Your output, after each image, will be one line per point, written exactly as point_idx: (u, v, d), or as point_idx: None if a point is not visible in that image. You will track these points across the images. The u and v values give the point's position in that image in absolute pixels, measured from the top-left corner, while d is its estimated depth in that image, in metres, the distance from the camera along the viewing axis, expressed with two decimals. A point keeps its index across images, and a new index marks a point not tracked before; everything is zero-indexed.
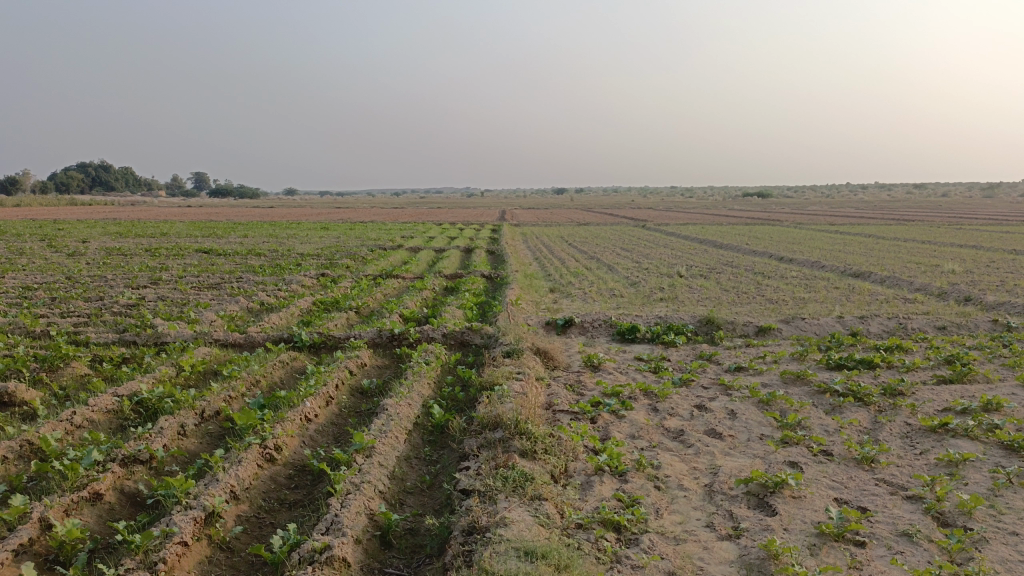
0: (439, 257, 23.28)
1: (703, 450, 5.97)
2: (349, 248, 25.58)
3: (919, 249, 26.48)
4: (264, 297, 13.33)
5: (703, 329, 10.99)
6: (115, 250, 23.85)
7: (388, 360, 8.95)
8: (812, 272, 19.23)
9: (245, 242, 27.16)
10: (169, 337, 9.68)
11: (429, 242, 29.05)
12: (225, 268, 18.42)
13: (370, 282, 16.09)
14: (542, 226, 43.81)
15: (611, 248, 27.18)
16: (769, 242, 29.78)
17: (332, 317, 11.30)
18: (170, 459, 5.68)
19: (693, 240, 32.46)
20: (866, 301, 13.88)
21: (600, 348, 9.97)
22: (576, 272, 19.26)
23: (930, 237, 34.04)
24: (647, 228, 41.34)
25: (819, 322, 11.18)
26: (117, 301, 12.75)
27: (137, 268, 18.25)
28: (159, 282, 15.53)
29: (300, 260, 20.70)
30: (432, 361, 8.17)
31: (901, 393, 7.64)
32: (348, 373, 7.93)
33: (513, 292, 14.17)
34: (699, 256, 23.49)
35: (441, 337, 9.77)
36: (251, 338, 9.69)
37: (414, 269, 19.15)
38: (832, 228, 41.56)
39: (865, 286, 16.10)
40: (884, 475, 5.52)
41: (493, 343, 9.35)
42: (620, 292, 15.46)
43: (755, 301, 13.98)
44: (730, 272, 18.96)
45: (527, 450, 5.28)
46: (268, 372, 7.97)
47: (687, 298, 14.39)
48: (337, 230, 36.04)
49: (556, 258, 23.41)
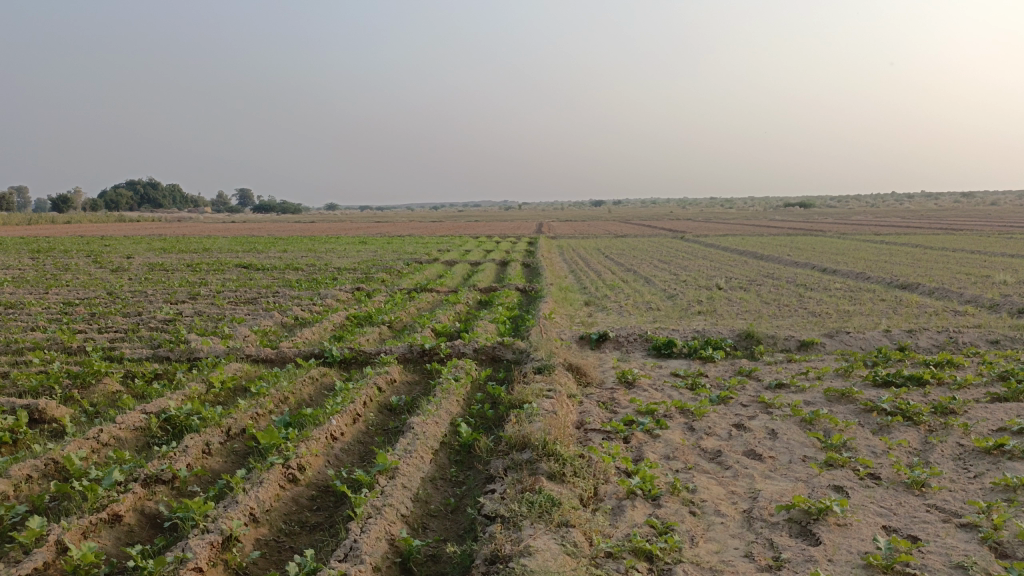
0: (474, 270, 23.20)
1: (741, 472, 5.69)
2: (386, 261, 25.67)
3: (970, 259, 25.62)
4: (298, 312, 13.35)
5: (742, 344, 10.66)
6: (157, 266, 24.28)
7: (418, 376, 8.81)
8: (856, 283, 18.68)
9: (283, 257, 27.45)
10: (202, 352, 9.71)
11: (466, 255, 29.03)
12: (262, 283, 18.58)
13: (404, 296, 16.05)
14: (580, 238, 43.55)
15: (648, 260, 26.83)
16: (812, 253, 29.07)
17: (364, 332, 11.23)
18: (193, 478, 5.61)
19: (733, 251, 31.88)
20: (914, 314, 13.38)
21: (635, 363, 9.71)
22: (612, 285, 18.99)
23: (981, 246, 32.95)
24: (686, 240, 40.79)
25: (864, 337, 10.76)
26: (155, 316, 12.89)
27: (177, 283, 18.50)
28: (196, 297, 15.70)
29: (337, 274, 20.79)
30: (461, 377, 8.01)
31: (953, 411, 7.25)
32: (376, 390, 7.81)
33: (547, 305, 13.98)
34: (739, 268, 23.03)
35: (472, 352, 9.61)
36: (283, 353, 9.66)
37: (449, 283, 19.08)
38: (877, 238, 40.52)
39: (912, 298, 15.54)
40: (935, 501, 5.18)
41: (525, 358, 9.16)
42: (658, 306, 15.15)
43: (797, 315, 13.57)
44: (771, 284, 18.51)
45: (555, 473, 5.07)
46: (297, 388, 7.89)
47: (726, 311, 14.04)
48: (375, 244, 36.26)
49: (593, 270, 23.16)
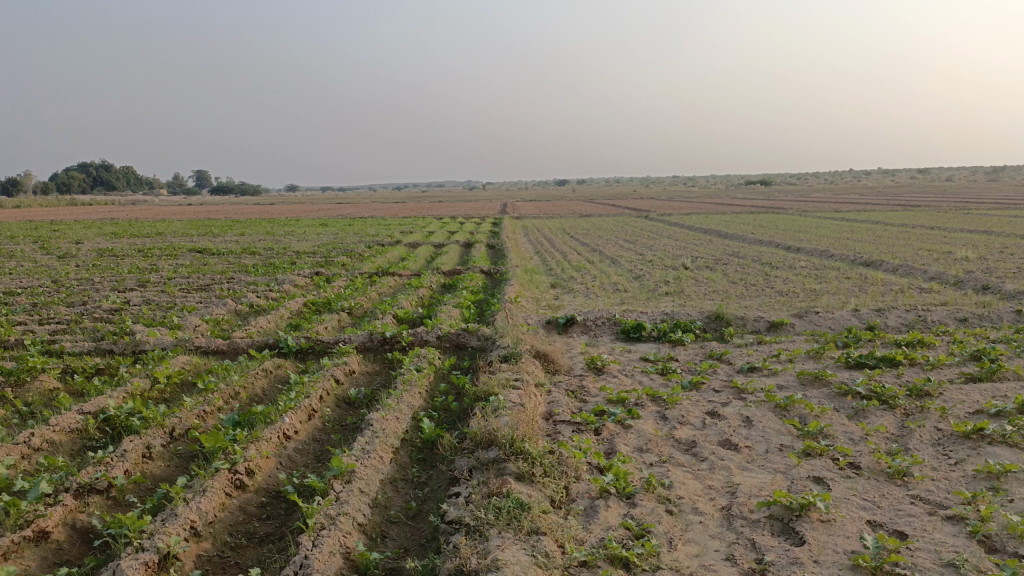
0: (438, 252, 22.74)
1: (718, 465, 5.43)
2: (347, 244, 25.04)
3: (929, 236, 25.91)
4: (253, 299, 12.81)
5: (712, 325, 10.44)
6: (107, 251, 23.39)
7: (378, 366, 8.41)
8: (821, 261, 18.66)
9: (240, 241, 26.66)
10: (149, 345, 9.18)
11: (429, 237, 28.54)
12: (217, 268, 17.92)
13: (365, 280, 15.56)
14: (544, 218, 43.26)
15: (613, 239, 26.61)
16: (775, 231, 29.12)
17: (323, 320, 10.77)
18: (132, 487, 5.17)
19: (698, 230, 31.86)
20: (881, 292, 13.32)
21: (604, 348, 9.43)
22: (578, 266, 18.71)
23: (939, 223, 33.42)
24: (650, 218, 40.77)
25: (834, 316, 10.61)
26: (100, 306, 12.27)
27: (126, 270, 17.75)
28: (146, 285, 15.05)
29: (296, 258, 20.19)
30: (423, 367, 7.64)
31: (928, 394, 7.09)
32: (334, 382, 7.41)
33: (512, 288, 13.63)
34: (705, 247, 22.92)
35: (435, 339, 9.23)
36: (235, 344, 9.17)
37: (412, 266, 18.64)
38: (837, 215, 40.96)
39: (877, 276, 15.53)
40: (919, 491, 4.97)
41: (490, 345, 8.82)
42: (624, 287, 14.91)
43: (764, 294, 13.42)
44: (737, 263, 18.41)
45: (524, 473, 4.75)
46: (248, 384, 7.45)
47: (693, 292, 13.84)
48: (336, 226, 35.60)
49: (558, 251, 22.84)
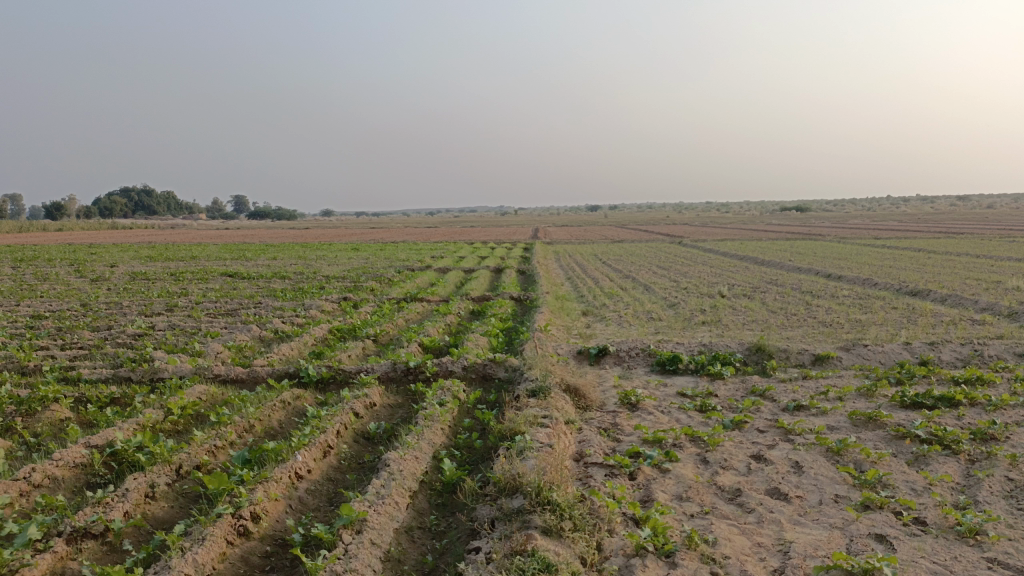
0: (467, 278, 22.42)
1: (767, 518, 4.92)
2: (377, 269, 24.87)
3: (976, 264, 24.99)
4: (278, 325, 12.55)
5: (753, 358, 9.90)
6: (140, 275, 23.52)
7: (401, 398, 8.02)
8: (864, 290, 17.97)
9: (271, 265, 26.67)
10: (167, 373, 8.92)
11: (459, 262, 28.30)
12: (245, 293, 17.77)
13: (393, 306, 15.27)
14: (575, 243, 42.83)
15: (646, 266, 26.10)
16: (814, 258, 28.32)
17: (347, 347, 10.45)
18: (131, 530, 4.84)
19: (733, 256, 31.21)
20: (931, 324, 12.64)
21: (638, 381, 8.95)
22: (611, 292, 18.25)
23: (985, 251, 32.35)
24: (683, 244, 40.14)
25: (883, 350, 10.01)
26: (124, 331, 12.09)
27: (155, 294, 17.69)
28: (173, 309, 14.90)
29: (324, 283, 20.01)
30: (447, 401, 7.22)
31: (995, 438, 6.49)
32: (353, 416, 7.03)
33: (543, 316, 13.22)
34: (741, 274, 22.30)
35: (461, 370, 8.82)
36: (254, 373, 8.87)
37: (441, 291, 18.35)
38: (878, 242, 39.90)
39: (926, 306, 14.82)
40: (995, 553, 4.41)
41: (518, 378, 8.40)
42: (659, 315, 14.41)
43: (807, 325, 12.82)
44: (775, 291, 17.78)
45: (551, 527, 4.30)
46: (263, 417, 7.10)
47: (732, 322, 13.30)
48: (368, 250, 35.61)
49: (590, 277, 22.42)
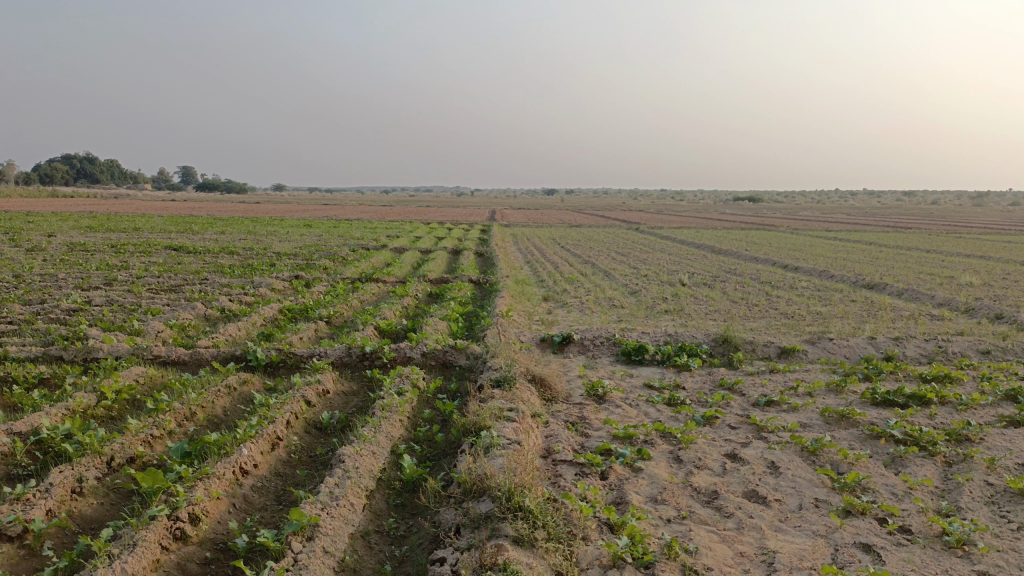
0: (424, 259, 21.91)
1: (747, 524, 4.65)
2: (330, 246, 24.17)
3: (926, 259, 25.41)
4: (225, 303, 11.91)
5: (719, 349, 9.69)
6: (79, 246, 22.39)
7: (356, 386, 7.57)
8: (822, 282, 18.05)
9: (220, 240, 25.71)
10: (102, 353, 8.28)
11: (415, 242, 27.72)
12: (191, 268, 16.99)
13: (348, 286, 14.73)
14: (533, 227, 42.59)
15: (605, 252, 25.91)
16: (770, 249, 28.53)
17: (298, 329, 9.91)
18: (54, 531, 4.33)
19: (690, 245, 31.24)
20: (891, 319, 12.65)
21: (604, 371, 8.66)
22: (571, 278, 17.96)
23: (933, 246, 33.03)
24: (640, 231, 40.15)
25: (849, 344, 9.90)
26: (58, 306, 11.33)
27: (94, 267, 16.77)
28: (113, 284, 14.10)
29: (275, 260, 19.29)
30: (406, 391, 6.81)
31: (969, 440, 6.36)
32: (305, 405, 6.57)
33: (504, 301, 12.85)
34: (700, 263, 22.29)
35: (420, 357, 8.40)
36: (198, 355, 8.31)
37: (397, 272, 17.83)
38: (830, 235, 40.46)
39: (884, 300, 14.88)
40: (986, 566, 4.20)
41: (480, 366, 8.02)
42: (620, 303, 14.16)
43: (769, 316, 12.70)
44: (735, 281, 17.72)
45: (523, 537, 3.94)
46: (205, 403, 6.58)
47: (694, 311, 13.13)
48: (321, 227, 34.75)
49: (549, 261, 22.14)
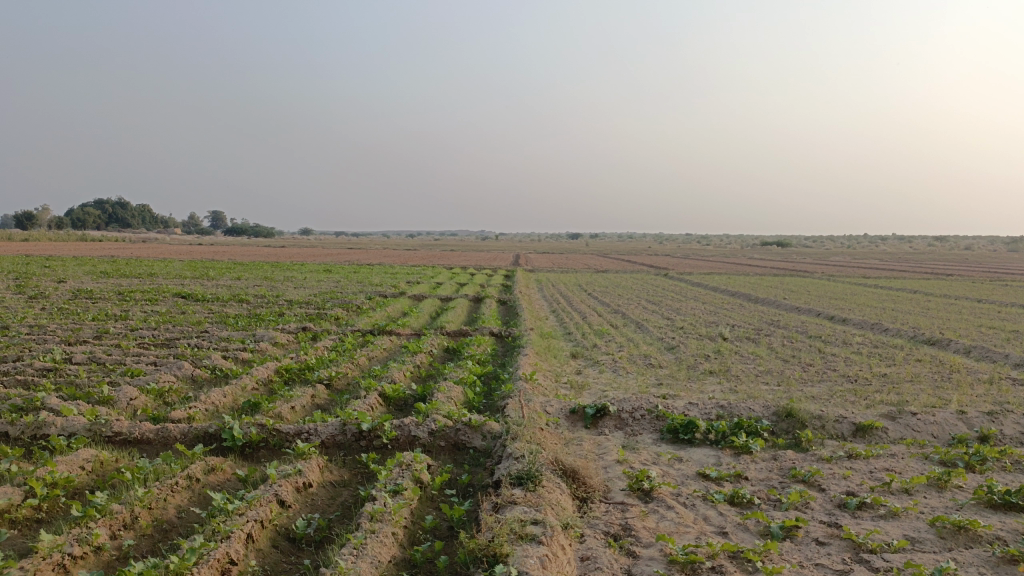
0: (444, 308, 20.66)
1: None
2: (346, 294, 23.03)
3: (980, 310, 23.64)
4: (217, 361, 10.66)
5: (782, 426, 8.22)
6: (85, 292, 21.44)
7: (346, 476, 6.20)
8: (876, 337, 16.48)
9: (233, 286, 24.71)
10: (54, 428, 6.97)
11: (436, 289, 26.52)
12: (193, 318, 15.86)
13: (357, 340, 13.47)
14: (559, 272, 41.41)
15: (635, 300, 24.41)
16: (811, 298, 27.03)
17: (290, 396, 8.57)
18: None
19: (724, 292, 29.68)
20: (970, 383, 11.06)
21: (648, 454, 7.23)
22: (601, 331, 16.57)
23: (983, 295, 31.19)
24: (670, 277, 38.64)
25: (936, 420, 8.35)
26: (31, 365, 10.14)
27: (91, 317, 15.68)
28: (103, 337, 12.95)
29: (285, 309, 18.14)
30: (404, 488, 5.44)
31: None
32: (277, 506, 5.22)
33: (528, 359, 11.50)
34: (739, 313, 20.82)
35: (427, 436, 7.02)
36: (166, 431, 7.01)
37: (413, 324, 16.57)
38: (868, 282, 38.60)
39: (954, 360, 13.28)
40: None
41: (497, 452, 6.62)
42: (658, 361, 12.67)
43: (830, 380, 11.17)
44: (782, 335, 16.16)
45: None
46: (152, 504, 5.26)
47: (743, 373, 11.66)
48: (340, 272, 33.70)
49: (576, 311, 20.82)
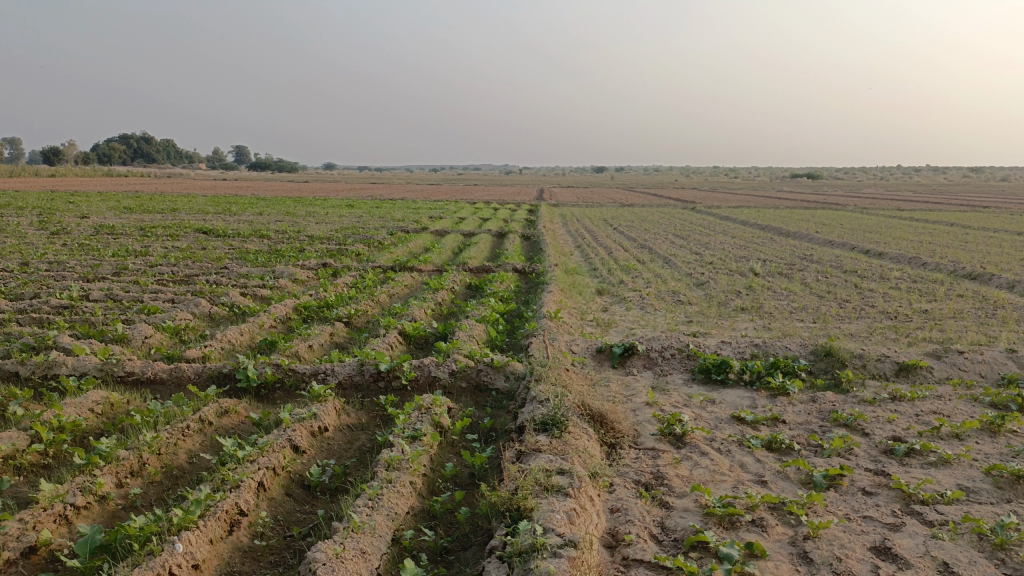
0: (466, 243, 20.26)
1: None
2: (368, 229, 22.71)
3: (1021, 243, 22.77)
4: (234, 298, 10.42)
5: (820, 365, 7.83)
6: (106, 228, 21.30)
7: (364, 420, 5.95)
8: (915, 271, 15.88)
9: (254, 222, 24.48)
10: (65, 368, 6.77)
11: (458, 224, 26.08)
12: (213, 254, 15.64)
13: (378, 277, 13.18)
14: (583, 207, 40.73)
15: (661, 234, 23.82)
16: (844, 231, 26.26)
17: (307, 334, 8.31)
18: None
19: (753, 226, 28.93)
20: (1017, 320, 10.54)
21: (679, 395, 6.90)
22: (627, 266, 16.13)
23: (1022, 227, 30.17)
24: (697, 211, 37.87)
25: (985, 360, 7.89)
26: (47, 303, 9.96)
27: (110, 253, 15.51)
28: (121, 274, 12.77)
29: (306, 245, 17.87)
30: (423, 434, 5.16)
31: None
32: (290, 452, 4.97)
33: (552, 296, 11.15)
34: (769, 247, 20.24)
35: (448, 377, 6.73)
36: (178, 371, 6.79)
37: (435, 259, 16.24)
38: (902, 215, 37.47)
39: (998, 295, 12.69)
40: None
41: (521, 394, 6.31)
42: (687, 298, 12.24)
43: (868, 317, 10.70)
44: (815, 270, 15.61)
45: None
46: (162, 449, 5.05)
47: (777, 309, 11.22)
48: (361, 208, 33.35)
49: (602, 246, 20.35)
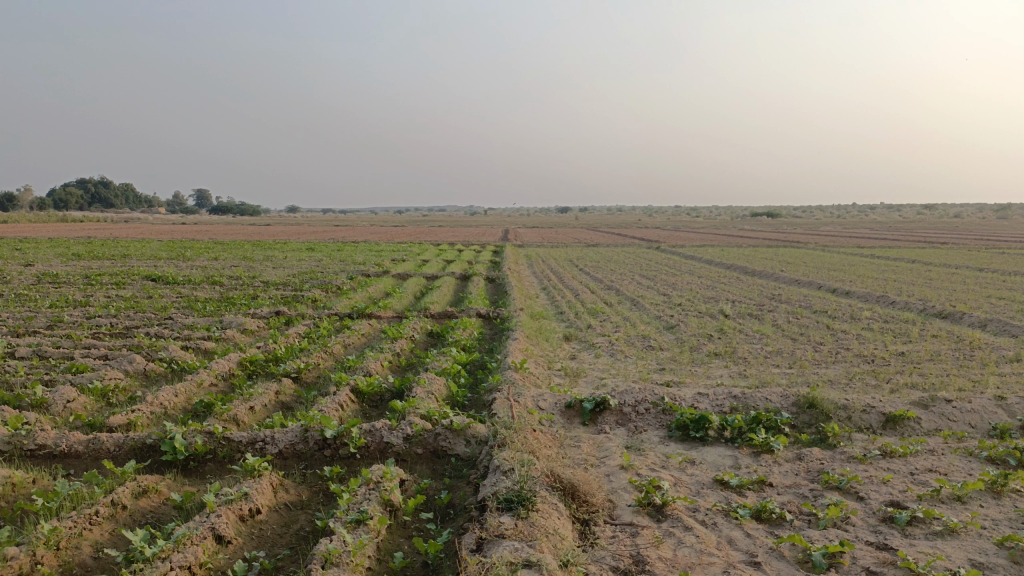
0: (429, 287, 19.66)
1: None
2: (327, 274, 21.95)
3: (985, 279, 22.82)
4: (174, 352, 9.65)
5: (803, 418, 7.33)
6: (50, 277, 20.28)
7: (305, 498, 5.25)
8: (885, 311, 15.62)
9: (208, 268, 23.60)
10: None
11: (422, 267, 25.47)
12: (160, 303, 14.81)
13: (334, 325, 12.48)
14: (549, 247, 40.33)
15: (628, 276, 23.44)
16: (810, 269, 26.19)
17: (250, 394, 7.58)
18: None
19: (720, 265, 28.80)
20: (997, 362, 10.20)
21: (656, 456, 6.33)
22: (595, 309, 15.64)
23: (983, 263, 30.45)
24: (663, 250, 37.79)
25: (975, 409, 7.46)
26: None
27: (49, 304, 14.58)
28: (55, 327, 11.90)
29: (260, 291, 17.09)
30: (370, 515, 4.51)
31: None
32: (212, 544, 4.27)
33: (518, 344, 10.56)
34: (738, 287, 19.94)
35: (402, 443, 6.08)
36: (97, 442, 6.02)
37: (396, 305, 15.59)
38: (864, 252, 37.78)
39: (973, 335, 12.41)
40: None
41: (482, 463, 5.67)
42: (658, 343, 11.73)
43: (846, 361, 10.29)
44: (785, 311, 15.26)
45: None
46: (61, 543, 4.30)
47: (752, 354, 10.76)
48: (323, 251, 32.60)
49: (568, 288, 19.88)
